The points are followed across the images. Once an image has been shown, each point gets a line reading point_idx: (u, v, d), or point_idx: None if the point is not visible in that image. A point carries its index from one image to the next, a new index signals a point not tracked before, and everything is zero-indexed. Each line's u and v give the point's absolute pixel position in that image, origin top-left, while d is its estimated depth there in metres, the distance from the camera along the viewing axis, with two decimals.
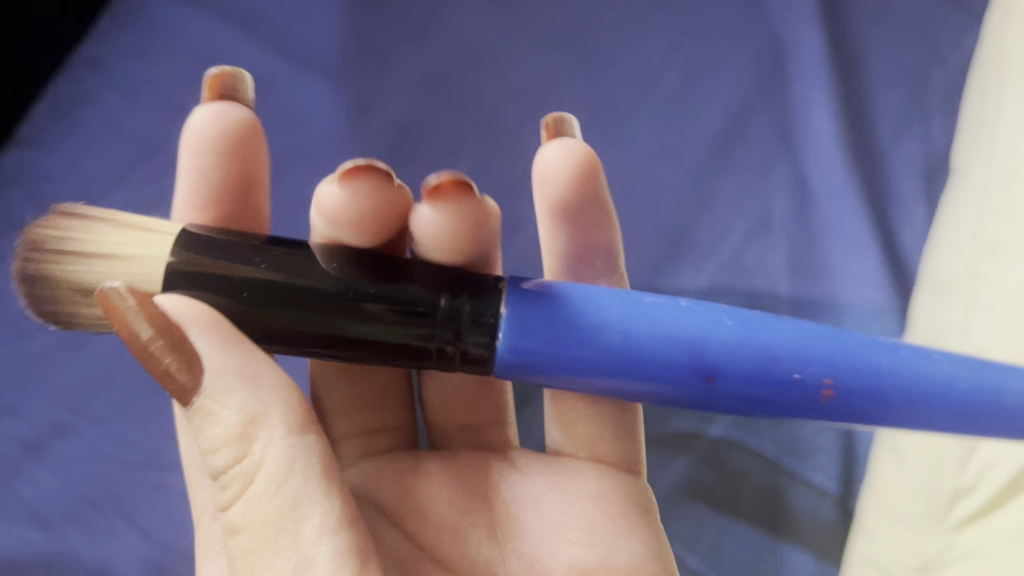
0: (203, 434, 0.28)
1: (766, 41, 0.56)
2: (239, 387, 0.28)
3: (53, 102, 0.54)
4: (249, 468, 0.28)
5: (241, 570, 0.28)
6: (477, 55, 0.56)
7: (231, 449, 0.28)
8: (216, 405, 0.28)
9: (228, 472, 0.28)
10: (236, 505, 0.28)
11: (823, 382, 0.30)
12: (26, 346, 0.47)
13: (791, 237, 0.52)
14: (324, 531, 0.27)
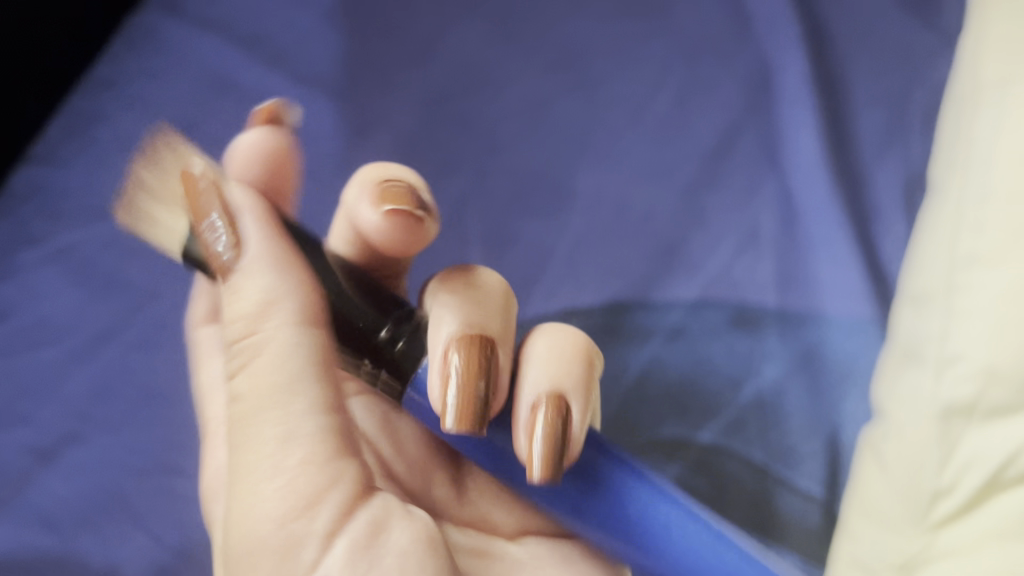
0: (230, 307, 0.35)
1: (754, 65, 0.58)
2: (265, 274, 0.34)
3: (66, 118, 0.55)
4: (257, 343, 0.34)
5: (238, 427, 0.35)
6: (477, 77, 0.58)
7: (244, 325, 0.35)
8: (242, 287, 0.35)
9: (240, 343, 0.35)
10: (241, 373, 0.35)
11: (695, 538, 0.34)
12: (40, 356, 0.49)
13: (778, 251, 0.54)
14: (314, 409, 0.34)
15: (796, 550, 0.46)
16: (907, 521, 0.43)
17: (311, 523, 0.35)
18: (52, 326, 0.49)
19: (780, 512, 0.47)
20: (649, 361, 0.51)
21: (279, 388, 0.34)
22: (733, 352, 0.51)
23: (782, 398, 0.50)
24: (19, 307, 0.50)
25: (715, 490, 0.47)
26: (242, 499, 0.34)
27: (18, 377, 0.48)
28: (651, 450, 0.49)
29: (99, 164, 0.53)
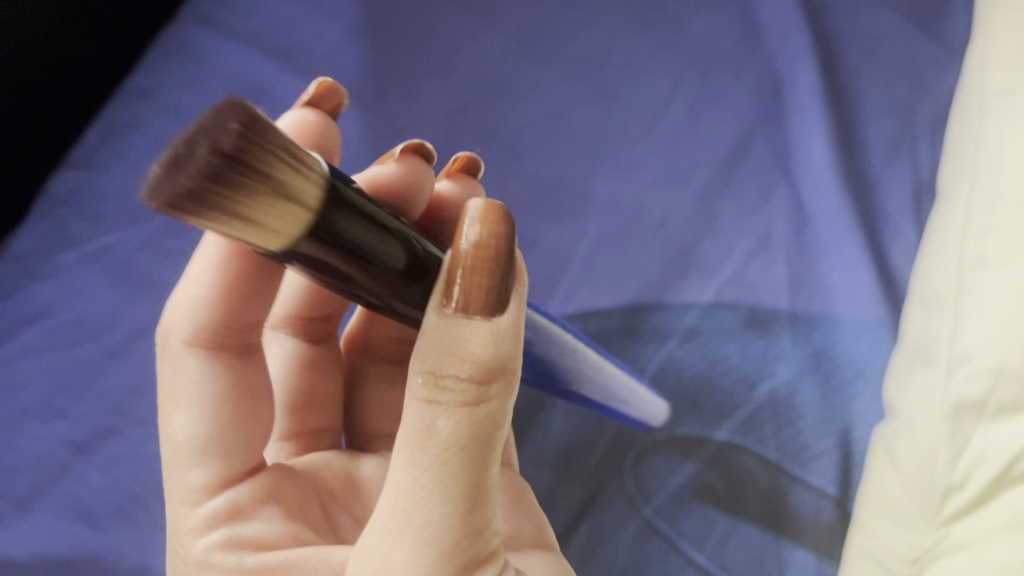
0: (446, 345, 0.27)
1: (766, 75, 0.60)
2: (506, 341, 0.27)
3: (103, 126, 0.58)
4: (480, 395, 0.27)
5: (403, 459, 0.27)
6: (498, 87, 0.60)
7: (465, 379, 0.27)
8: (468, 334, 0.27)
9: (457, 381, 0.27)
10: (448, 412, 0.27)
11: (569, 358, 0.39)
12: (76, 352, 0.50)
13: (790, 256, 0.55)
14: (494, 478, 0.29)
15: (808, 545, 0.48)
16: (921, 517, 0.44)
17: None
18: (88, 324, 0.51)
19: (794, 508, 0.49)
20: (664, 360, 0.53)
21: (475, 458, 0.27)
22: (746, 353, 0.52)
23: (794, 398, 0.51)
24: (57, 305, 0.52)
25: (730, 487, 0.49)
26: (369, 550, 0.28)
27: (56, 372, 0.50)
28: (667, 446, 0.51)
29: (136, 170, 0.56)
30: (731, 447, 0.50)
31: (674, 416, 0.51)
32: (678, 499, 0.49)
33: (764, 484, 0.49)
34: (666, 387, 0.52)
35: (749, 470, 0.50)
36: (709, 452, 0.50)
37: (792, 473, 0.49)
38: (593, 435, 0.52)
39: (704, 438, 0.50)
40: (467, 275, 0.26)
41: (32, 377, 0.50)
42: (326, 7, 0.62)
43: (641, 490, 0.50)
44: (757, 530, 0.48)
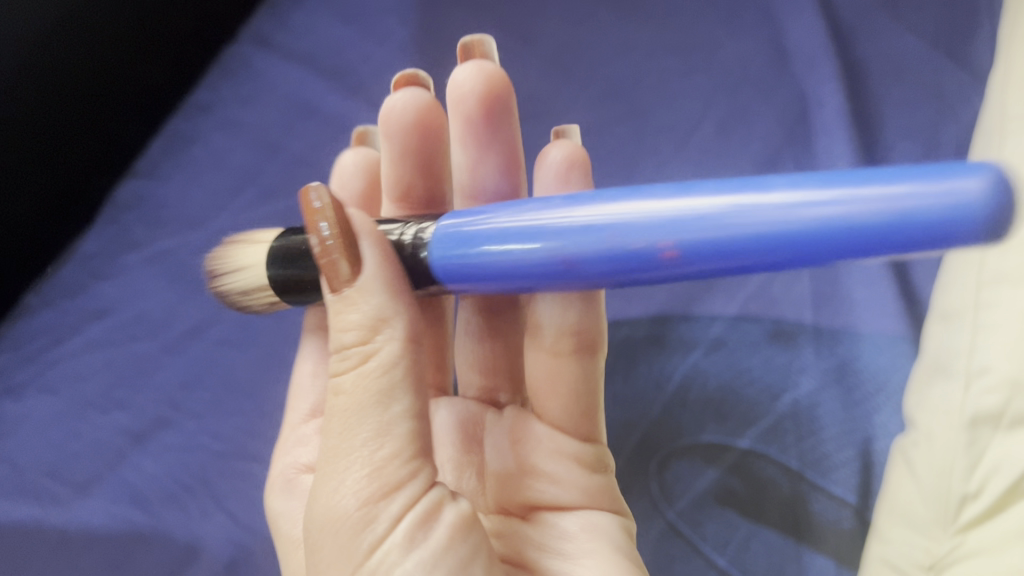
0: (339, 316, 0.33)
1: (794, 99, 0.62)
2: (375, 294, 0.32)
3: (168, 140, 0.62)
4: (366, 351, 0.31)
5: (326, 452, 0.32)
6: (535, 108, 0.63)
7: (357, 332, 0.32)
8: (358, 300, 0.32)
9: (351, 347, 0.32)
10: (346, 374, 0.32)
11: (661, 246, 0.27)
12: (135, 348, 0.54)
13: (814, 271, 0.57)
14: (409, 415, 0.31)
15: (827, 552, 0.49)
16: (938, 526, 0.45)
17: (383, 521, 0.31)
18: (147, 321, 0.55)
19: (815, 515, 0.50)
20: (689, 369, 0.55)
21: (364, 405, 0.31)
22: (770, 363, 0.54)
23: (817, 410, 0.53)
24: (119, 304, 0.56)
25: (752, 493, 0.51)
26: (324, 488, 0.31)
27: (118, 365, 0.54)
28: (692, 451, 0.52)
29: (195, 179, 0.60)
30: (754, 454, 0.51)
31: (699, 423, 0.53)
32: (701, 502, 0.51)
33: (785, 492, 0.51)
34: (691, 395, 0.54)
35: (771, 477, 0.51)
36: (733, 458, 0.51)
37: (813, 481, 0.51)
38: (622, 438, 0.54)
39: (728, 445, 0.52)
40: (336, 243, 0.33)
41: (95, 370, 0.54)
42: (376, 31, 0.66)
43: (664, 492, 0.52)
44: (777, 537, 0.50)
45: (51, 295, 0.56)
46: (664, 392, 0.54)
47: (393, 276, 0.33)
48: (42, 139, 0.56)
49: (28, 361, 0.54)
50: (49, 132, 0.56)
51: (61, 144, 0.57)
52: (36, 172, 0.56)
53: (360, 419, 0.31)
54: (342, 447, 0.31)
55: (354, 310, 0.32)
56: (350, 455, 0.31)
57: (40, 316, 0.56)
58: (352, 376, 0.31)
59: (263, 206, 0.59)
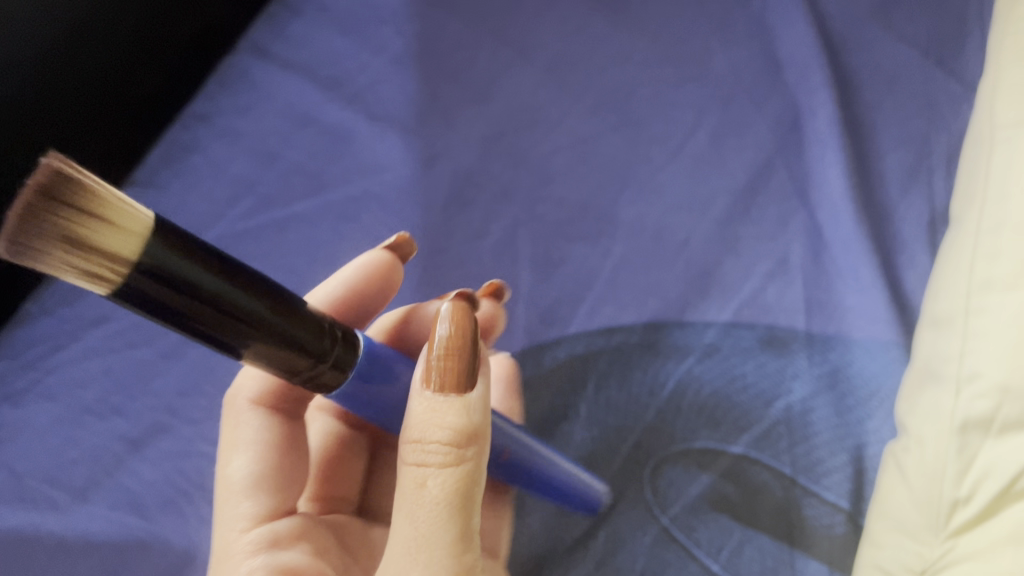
0: (428, 416, 0.33)
1: (787, 108, 0.62)
2: (480, 410, 0.34)
3: (166, 148, 0.62)
4: (458, 456, 0.33)
5: (398, 531, 0.33)
6: (530, 116, 0.63)
7: (452, 438, 0.33)
8: (453, 412, 0.33)
9: (434, 446, 0.33)
10: (432, 472, 0.32)
11: (501, 453, 0.45)
12: (133, 355, 0.55)
13: (807, 278, 0.57)
14: (472, 528, 0.33)
15: (820, 557, 0.49)
16: (930, 531, 0.45)
17: None
18: (146, 328, 0.56)
19: (808, 520, 0.50)
20: (682, 376, 0.54)
21: (453, 507, 0.32)
22: (763, 371, 0.54)
23: (810, 415, 0.53)
24: (117, 311, 0.56)
25: (745, 498, 0.51)
26: None
27: (116, 373, 0.54)
28: (683, 458, 0.52)
29: (193, 188, 0.61)
30: (747, 459, 0.52)
31: (692, 429, 0.53)
32: (694, 508, 0.51)
33: (778, 496, 0.51)
34: (685, 401, 0.54)
35: (764, 483, 0.51)
36: (726, 464, 0.52)
37: (805, 486, 0.51)
38: (614, 445, 0.53)
39: (721, 452, 0.52)
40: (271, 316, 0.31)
41: (94, 377, 0.54)
42: (373, 42, 0.66)
43: (659, 499, 0.51)
44: (771, 542, 0.50)
45: (51, 302, 0.57)
46: (658, 398, 0.54)
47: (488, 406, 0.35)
48: (46, 149, 0.57)
49: (27, 367, 0.55)
50: (51, 146, 0.57)
51: (63, 154, 0.58)
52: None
53: (439, 516, 0.32)
54: (402, 535, 0.32)
55: (454, 413, 0.33)
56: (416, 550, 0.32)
57: (40, 323, 0.56)
58: (470, 524, 0.33)
59: (260, 214, 0.59)
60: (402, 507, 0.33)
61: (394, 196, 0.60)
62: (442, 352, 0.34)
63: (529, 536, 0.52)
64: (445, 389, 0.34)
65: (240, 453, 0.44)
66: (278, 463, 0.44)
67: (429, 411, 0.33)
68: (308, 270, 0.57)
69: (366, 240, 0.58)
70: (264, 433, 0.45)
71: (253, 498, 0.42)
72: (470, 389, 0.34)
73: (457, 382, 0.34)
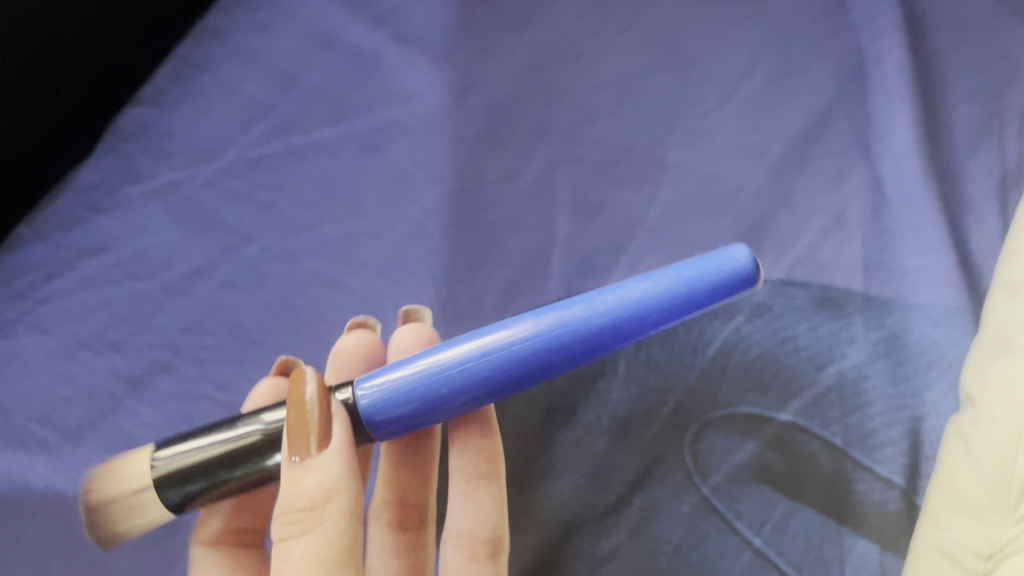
0: (296, 484, 0.32)
1: (849, 51, 0.57)
2: (335, 464, 0.32)
3: (177, 65, 0.59)
4: (321, 506, 0.31)
5: None
6: (573, 46, 0.58)
7: (307, 497, 0.31)
8: (311, 472, 0.32)
9: (304, 508, 0.31)
10: (309, 536, 0.31)
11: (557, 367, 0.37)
12: (134, 287, 0.51)
13: (866, 236, 0.52)
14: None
15: (871, 535, 0.45)
16: (998, 514, 0.41)
17: None
18: (148, 259, 0.51)
19: (857, 496, 0.46)
20: (729, 335, 0.51)
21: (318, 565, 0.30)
22: (816, 334, 0.50)
23: (863, 383, 0.49)
24: (119, 239, 0.52)
25: (792, 468, 0.47)
26: None
27: (114, 305, 0.50)
28: (727, 423, 0.48)
29: (203, 109, 0.57)
30: (795, 428, 0.48)
31: (738, 394, 0.49)
32: (735, 477, 0.47)
33: (826, 469, 0.46)
34: (730, 363, 0.50)
35: (812, 454, 0.47)
36: (773, 431, 0.48)
37: (857, 459, 0.47)
38: (654, 407, 0.49)
39: (768, 419, 0.48)
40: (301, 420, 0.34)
41: (92, 310, 0.50)
42: None
43: (700, 466, 0.47)
44: (817, 516, 0.45)
45: (45, 227, 0.53)
46: (702, 358, 0.50)
47: (347, 458, 0.33)
48: (44, 68, 0.53)
49: (19, 296, 0.51)
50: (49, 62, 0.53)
51: (65, 66, 0.54)
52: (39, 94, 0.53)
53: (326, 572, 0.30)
54: None
55: (314, 475, 0.32)
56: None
57: (34, 249, 0.52)
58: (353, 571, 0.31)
59: (274, 139, 0.56)
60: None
61: (421, 128, 0.55)
62: (301, 418, 0.34)
63: (559, 499, 0.47)
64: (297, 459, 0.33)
65: None
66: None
67: (294, 480, 0.32)
68: (327, 203, 0.53)
69: (389, 173, 0.54)
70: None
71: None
72: (322, 443, 0.33)
73: (302, 445, 0.33)
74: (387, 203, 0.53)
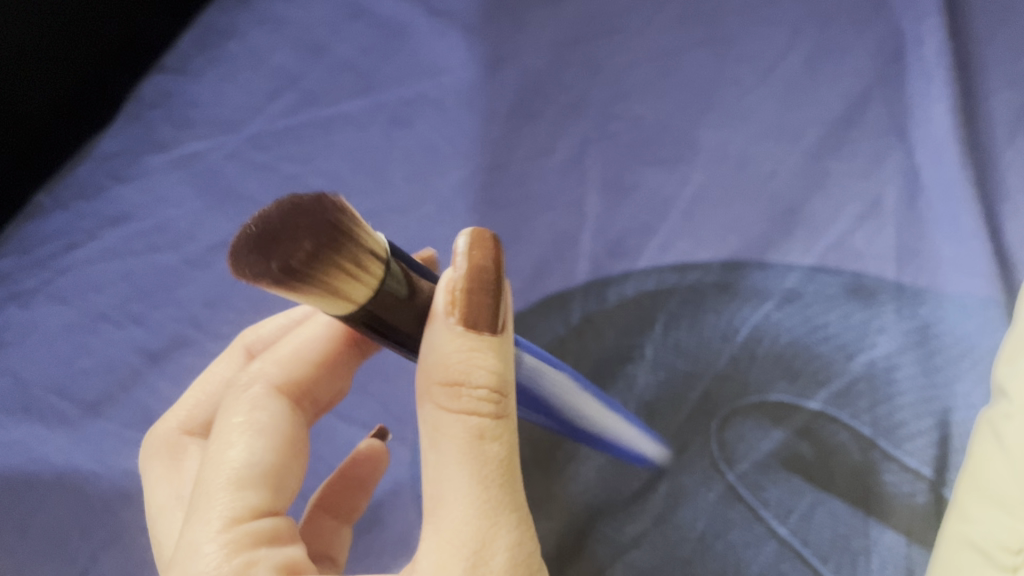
0: (470, 358, 0.29)
1: (890, 34, 0.55)
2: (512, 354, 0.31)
3: (203, 33, 0.58)
4: (500, 389, 0.30)
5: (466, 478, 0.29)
6: (607, 23, 0.58)
7: (489, 378, 0.30)
8: (488, 353, 0.30)
9: (479, 387, 0.29)
10: (487, 417, 0.30)
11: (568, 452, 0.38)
12: (156, 259, 0.50)
13: (901, 224, 0.51)
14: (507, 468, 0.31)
15: (898, 527, 0.44)
16: None
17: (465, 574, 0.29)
18: (170, 231, 0.51)
19: (886, 487, 0.44)
20: (759, 322, 0.48)
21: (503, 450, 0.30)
22: (848, 322, 0.48)
23: (895, 373, 0.47)
24: (140, 210, 0.51)
25: (821, 459, 0.45)
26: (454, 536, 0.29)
27: (135, 277, 0.49)
28: (755, 411, 0.47)
29: (229, 78, 0.56)
30: (823, 418, 0.46)
31: (765, 382, 0.47)
32: (762, 466, 0.45)
33: (855, 459, 0.45)
34: (760, 349, 0.48)
35: (841, 444, 0.46)
36: (802, 420, 0.46)
37: (885, 449, 0.45)
38: (681, 393, 0.47)
39: (797, 406, 0.46)
40: (472, 292, 0.30)
41: (111, 280, 0.49)
42: None
43: (726, 453, 0.46)
44: (844, 507, 0.44)
45: (66, 196, 0.52)
46: (731, 344, 0.48)
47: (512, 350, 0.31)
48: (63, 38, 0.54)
49: (38, 266, 0.50)
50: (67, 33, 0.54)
51: (68, 37, 0.54)
52: (38, 64, 0.53)
53: (500, 462, 0.30)
54: (461, 465, 0.29)
55: (491, 364, 0.30)
56: (481, 491, 0.30)
57: (54, 218, 0.52)
58: None
59: (300, 110, 0.55)
60: (446, 456, 0.30)
61: (451, 104, 0.55)
62: (469, 282, 0.30)
63: (585, 484, 0.47)
64: (476, 329, 0.30)
65: (230, 437, 0.34)
66: (281, 458, 0.34)
67: (464, 353, 0.29)
68: (353, 178, 0.53)
69: (418, 149, 0.54)
70: (281, 421, 0.36)
71: (247, 489, 0.32)
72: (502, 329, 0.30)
73: (487, 320, 0.30)
74: (414, 178, 0.53)
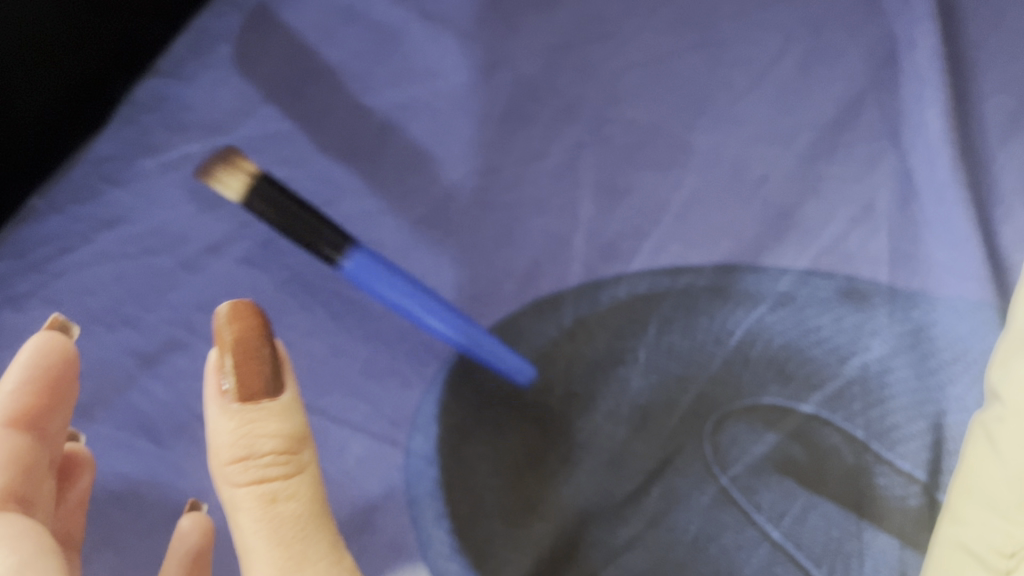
0: (255, 426, 0.36)
1: (883, 38, 0.56)
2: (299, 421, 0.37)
3: (195, 34, 0.58)
4: (284, 455, 0.36)
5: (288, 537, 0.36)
6: (600, 27, 0.58)
7: (276, 442, 0.36)
8: (271, 422, 0.36)
9: (270, 454, 0.36)
10: (282, 482, 0.36)
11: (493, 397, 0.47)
12: (151, 263, 0.50)
13: (893, 227, 0.51)
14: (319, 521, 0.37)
15: (891, 530, 0.44)
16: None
17: None
18: (165, 235, 0.51)
19: (879, 490, 0.44)
20: (752, 325, 0.48)
21: (303, 514, 0.36)
22: (842, 325, 0.48)
23: (888, 377, 0.47)
24: (135, 214, 0.52)
25: (814, 463, 0.45)
26: None
27: (130, 280, 0.50)
28: (749, 414, 0.47)
29: (223, 81, 0.56)
30: (817, 421, 0.46)
31: (757, 386, 0.47)
32: (755, 468, 0.45)
33: (849, 462, 0.45)
34: (753, 352, 0.48)
35: (835, 447, 0.46)
36: (796, 424, 0.46)
37: (879, 452, 0.45)
38: (674, 396, 0.47)
39: (790, 409, 0.46)
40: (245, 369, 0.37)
41: (106, 284, 0.50)
42: None
43: (720, 456, 0.46)
44: (838, 510, 0.44)
45: (60, 200, 0.52)
46: (724, 347, 0.48)
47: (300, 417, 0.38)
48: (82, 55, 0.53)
49: (32, 270, 0.50)
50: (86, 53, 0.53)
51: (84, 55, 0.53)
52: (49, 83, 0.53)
53: (301, 520, 0.36)
54: (271, 532, 0.36)
55: (273, 434, 0.36)
56: (273, 539, 0.35)
57: (48, 221, 0.52)
58: None
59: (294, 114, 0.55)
60: (249, 528, 0.36)
61: (445, 109, 0.55)
62: (244, 357, 0.37)
63: (576, 487, 0.46)
64: (246, 403, 0.36)
65: None
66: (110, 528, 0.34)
67: (244, 425, 0.36)
68: (347, 182, 0.53)
69: (411, 153, 0.54)
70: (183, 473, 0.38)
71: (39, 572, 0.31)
72: (276, 396, 0.37)
73: (263, 390, 0.37)
74: (407, 182, 0.53)
